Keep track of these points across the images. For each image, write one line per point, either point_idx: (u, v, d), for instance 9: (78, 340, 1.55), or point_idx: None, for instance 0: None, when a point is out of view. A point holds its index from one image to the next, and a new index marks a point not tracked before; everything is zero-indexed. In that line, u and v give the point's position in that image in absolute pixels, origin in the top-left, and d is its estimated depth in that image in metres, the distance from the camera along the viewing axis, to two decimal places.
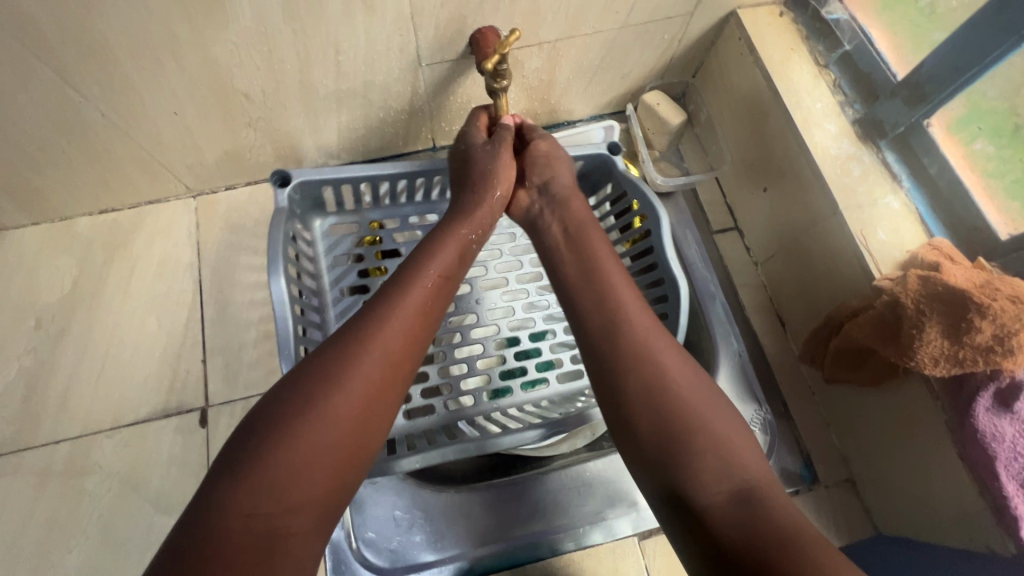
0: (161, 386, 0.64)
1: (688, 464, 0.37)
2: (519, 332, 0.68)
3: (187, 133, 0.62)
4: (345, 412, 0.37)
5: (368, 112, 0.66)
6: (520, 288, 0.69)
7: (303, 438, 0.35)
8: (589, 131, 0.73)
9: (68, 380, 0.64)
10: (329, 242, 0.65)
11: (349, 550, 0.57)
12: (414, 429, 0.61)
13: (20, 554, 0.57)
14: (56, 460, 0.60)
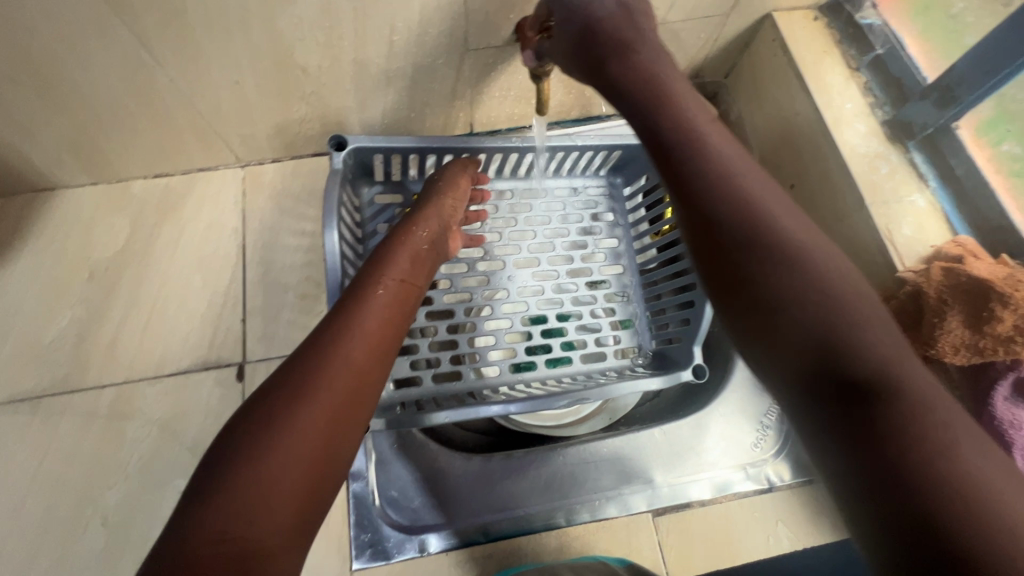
0: (203, 340, 0.67)
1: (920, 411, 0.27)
2: (547, 311, 0.70)
3: (244, 104, 0.66)
4: (312, 411, 0.36)
5: (413, 93, 0.70)
6: (549, 269, 0.72)
7: (265, 445, 0.34)
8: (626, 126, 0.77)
9: (116, 330, 0.67)
10: (375, 210, 0.70)
11: (373, 507, 0.60)
12: (440, 392, 0.65)
13: (63, 488, 0.60)
14: (102, 403, 0.64)
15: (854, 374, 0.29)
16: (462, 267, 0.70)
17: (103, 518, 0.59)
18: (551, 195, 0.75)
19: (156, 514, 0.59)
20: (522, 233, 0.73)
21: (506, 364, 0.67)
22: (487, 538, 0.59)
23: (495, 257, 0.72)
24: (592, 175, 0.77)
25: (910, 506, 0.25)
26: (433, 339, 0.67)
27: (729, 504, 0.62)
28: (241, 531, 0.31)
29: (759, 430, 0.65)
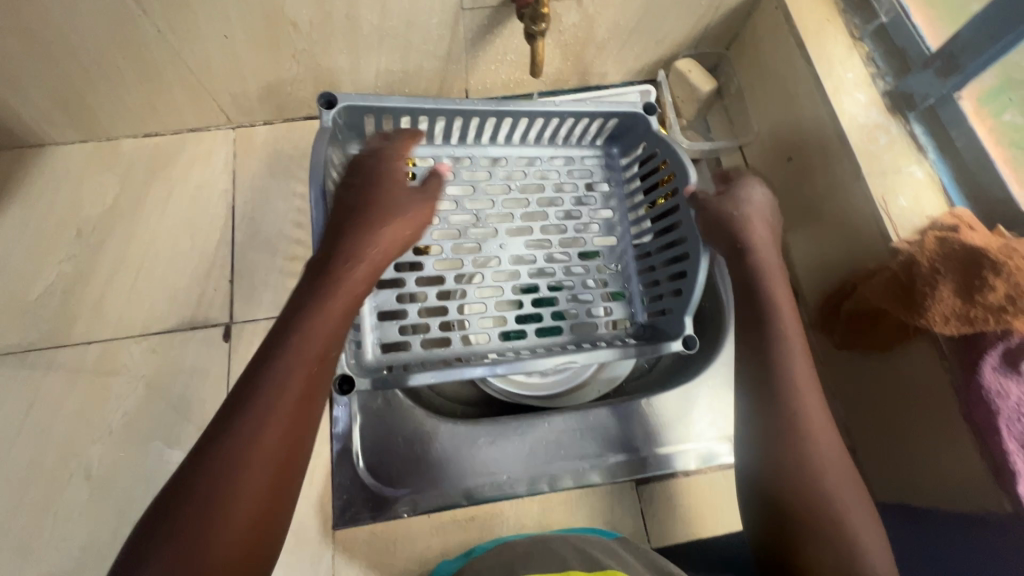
0: (190, 300, 0.67)
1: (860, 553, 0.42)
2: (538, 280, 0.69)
3: (233, 60, 0.64)
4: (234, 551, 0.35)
5: (407, 55, 0.68)
6: (543, 238, 0.71)
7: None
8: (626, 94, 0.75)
9: (104, 287, 0.67)
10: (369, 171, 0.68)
11: (357, 472, 0.60)
12: (429, 357, 0.64)
13: (47, 442, 0.60)
14: (87, 359, 0.63)
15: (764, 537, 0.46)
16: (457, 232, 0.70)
17: (87, 472, 0.59)
18: (545, 163, 0.74)
19: (139, 470, 0.59)
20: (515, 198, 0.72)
21: (496, 332, 0.67)
22: (473, 501, 0.59)
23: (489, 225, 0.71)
24: (588, 144, 0.75)
25: None
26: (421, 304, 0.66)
27: (715, 475, 0.62)
28: (196, 563, 0.33)
29: None
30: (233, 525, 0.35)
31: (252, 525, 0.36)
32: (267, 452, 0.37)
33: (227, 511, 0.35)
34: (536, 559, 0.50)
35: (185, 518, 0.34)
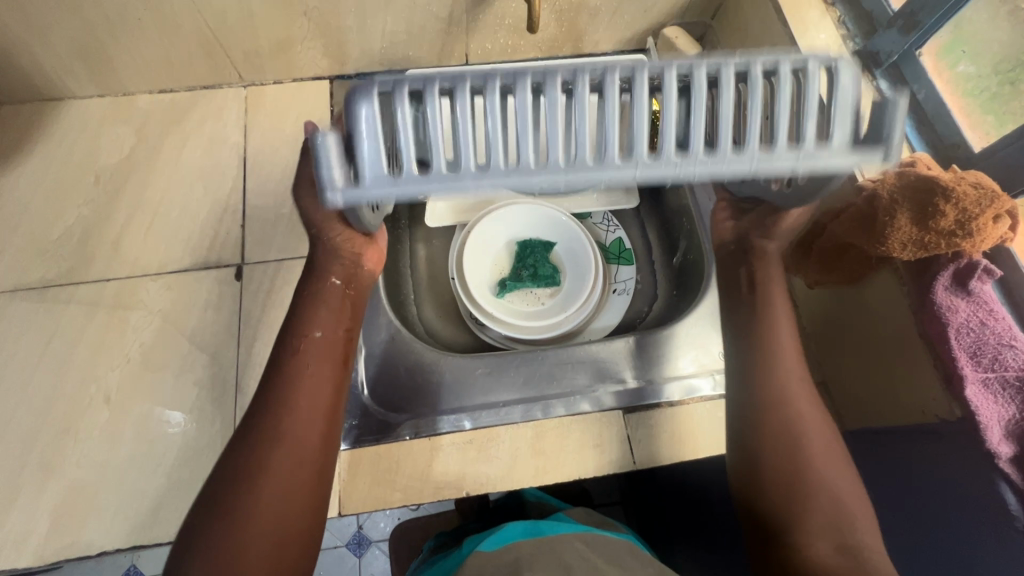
0: (203, 243, 0.70)
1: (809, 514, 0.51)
2: None
3: (249, 16, 0.69)
4: (275, 518, 0.48)
5: (411, 17, 0.73)
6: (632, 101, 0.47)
7: (237, 553, 0.46)
8: None
9: (121, 230, 0.70)
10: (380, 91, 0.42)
11: (360, 399, 0.64)
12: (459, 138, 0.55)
13: (68, 368, 0.63)
14: (105, 293, 0.67)
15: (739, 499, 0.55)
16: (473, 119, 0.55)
17: (106, 396, 0.62)
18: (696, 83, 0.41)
19: (154, 395, 0.63)
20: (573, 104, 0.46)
21: None
22: (469, 427, 0.63)
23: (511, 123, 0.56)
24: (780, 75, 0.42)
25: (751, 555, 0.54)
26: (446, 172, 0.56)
27: (698, 406, 0.65)
28: (267, 521, 0.48)
29: None
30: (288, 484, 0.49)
31: (305, 480, 0.50)
32: (302, 439, 0.51)
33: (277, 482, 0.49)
34: (540, 559, 0.58)
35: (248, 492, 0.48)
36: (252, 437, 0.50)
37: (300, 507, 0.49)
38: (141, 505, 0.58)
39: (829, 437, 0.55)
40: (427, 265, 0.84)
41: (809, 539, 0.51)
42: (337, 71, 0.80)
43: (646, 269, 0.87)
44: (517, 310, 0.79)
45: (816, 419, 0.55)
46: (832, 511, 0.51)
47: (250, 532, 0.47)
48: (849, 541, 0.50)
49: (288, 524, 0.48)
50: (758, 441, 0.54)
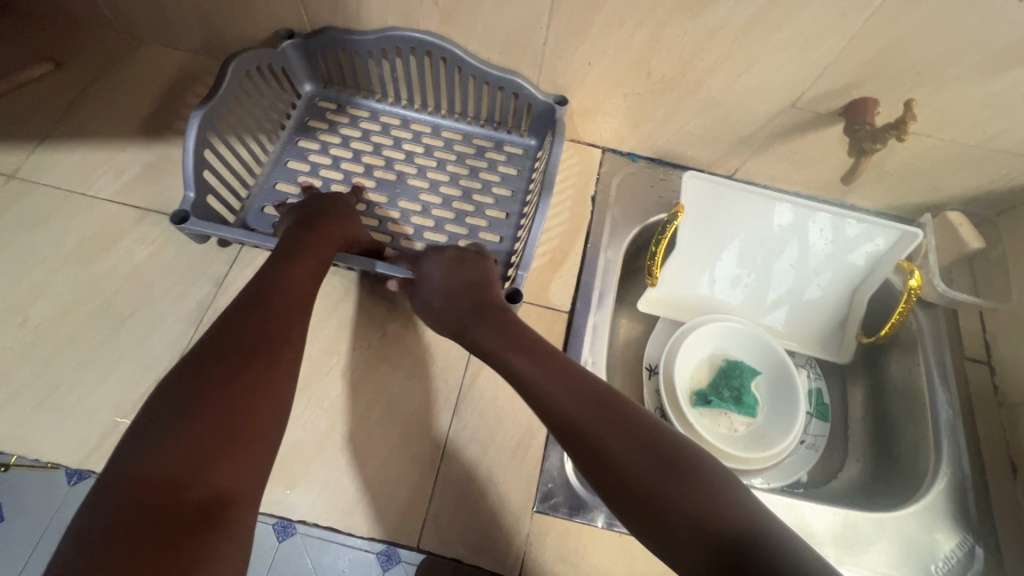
0: (423, 182, 0.80)
1: (647, 472, 0.42)
2: (363, 170, 0.80)
3: (579, 82, 0.74)
4: (243, 478, 0.39)
5: (716, 125, 0.76)
6: (400, 193, 0.79)
7: (179, 436, 0.38)
8: (884, 227, 0.78)
9: (386, 145, 0.82)
10: (474, 124, 0.85)
11: (563, 466, 0.63)
12: (359, 159, 0.81)
13: (316, 334, 0.69)
14: (366, 278, 0.72)
15: (670, 502, 0.40)
16: (323, 127, 0.83)
17: (342, 372, 0.67)
18: (393, 180, 0.79)
19: (385, 386, 0.66)
20: (433, 197, 0.79)
21: (381, 168, 0.80)
22: None
23: (303, 158, 0.80)
24: (418, 199, 0.78)
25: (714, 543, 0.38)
26: (292, 76, 0.81)
27: None
28: (184, 436, 0.38)
29: (947, 555, 0.64)
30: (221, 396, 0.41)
31: (237, 400, 0.42)
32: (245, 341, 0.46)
33: (219, 397, 0.41)
34: None
35: (192, 393, 0.41)
36: (228, 329, 0.47)
37: (207, 423, 0.40)
38: (347, 489, 0.61)
39: (593, 388, 0.50)
40: (623, 345, 0.86)
41: (665, 475, 0.42)
42: (612, 146, 0.85)
43: (839, 431, 0.83)
44: (710, 429, 0.78)
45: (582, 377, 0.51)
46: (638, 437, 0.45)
47: (188, 436, 0.39)
48: (688, 478, 0.42)
49: (201, 443, 0.39)
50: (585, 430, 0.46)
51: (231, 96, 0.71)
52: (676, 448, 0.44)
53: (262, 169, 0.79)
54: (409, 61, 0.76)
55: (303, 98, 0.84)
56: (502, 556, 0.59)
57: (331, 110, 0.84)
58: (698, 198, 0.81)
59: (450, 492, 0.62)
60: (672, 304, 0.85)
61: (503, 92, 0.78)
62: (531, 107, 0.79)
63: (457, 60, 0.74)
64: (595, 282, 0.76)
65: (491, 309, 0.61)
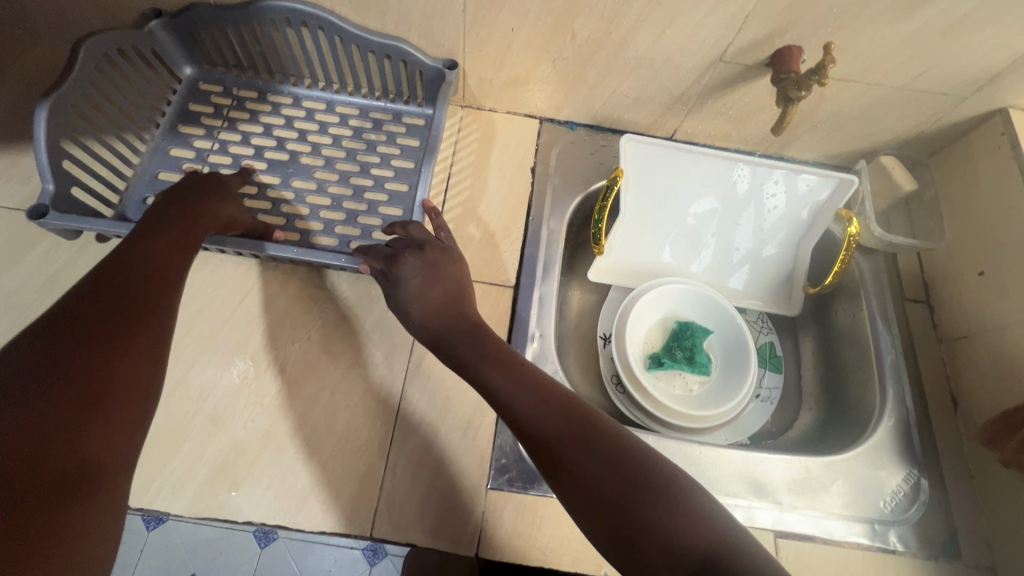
0: (318, 159, 0.78)
1: (632, 501, 0.43)
2: (255, 152, 0.78)
3: (506, 49, 0.72)
4: (104, 452, 0.41)
5: (647, 86, 0.75)
6: (294, 172, 0.76)
7: (27, 414, 0.39)
8: (816, 177, 0.78)
9: (276, 125, 0.80)
10: (366, 96, 0.82)
11: (515, 440, 0.63)
12: (247, 142, 0.78)
13: (253, 331, 0.66)
14: (302, 269, 0.70)
15: (648, 531, 0.41)
16: (206, 111, 0.80)
17: (282, 367, 0.65)
18: (286, 160, 0.77)
19: (328, 378, 0.64)
20: (329, 174, 0.77)
21: (273, 149, 0.78)
22: None
23: (186, 145, 0.78)
24: (314, 178, 0.76)
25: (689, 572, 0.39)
26: (168, 60, 0.78)
27: (852, 552, 0.62)
28: (31, 415, 0.39)
29: (895, 491, 0.66)
30: (73, 376, 0.42)
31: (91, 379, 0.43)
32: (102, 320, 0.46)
33: (68, 375, 0.42)
34: None
35: (39, 371, 0.42)
36: (84, 306, 0.47)
37: (57, 402, 0.40)
38: (293, 486, 0.59)
39: (576, 409, 0.50)
40: (577, 317, 0.85)
41: (650, 504, 0.43)
42: (549, 115, 0.83)
43: (793, 382, 0.84)
44: (664, 391, 0.78)
45: (563, 396, 0.51)
46: (617, 462, 0.45)
47: (35, 414, 0.39)
48: (671, 504, 0.43)
49: (50, 421, 0.40)
50: (564, 454, 0.46)
51: (87, 80, 0.68)
52: (664, 474, 0.45)
53: (141, 158, 0.76)
54: (287, 35, 0.74)
55: (182, 83, 0.81)
56: (459, 536, 0.58)
57: (214, 92, 0.81)
58: (638, 162, 0.80)
59: (401, 478, 0.60)
60: (622, 272, 0.85)
61: (388, 62, 0.76)
62: (422, 74, 0.77)
63: (334, 29, 0.71)
64: (540, 254, 0.75)
65: (465, 320, 0.59)
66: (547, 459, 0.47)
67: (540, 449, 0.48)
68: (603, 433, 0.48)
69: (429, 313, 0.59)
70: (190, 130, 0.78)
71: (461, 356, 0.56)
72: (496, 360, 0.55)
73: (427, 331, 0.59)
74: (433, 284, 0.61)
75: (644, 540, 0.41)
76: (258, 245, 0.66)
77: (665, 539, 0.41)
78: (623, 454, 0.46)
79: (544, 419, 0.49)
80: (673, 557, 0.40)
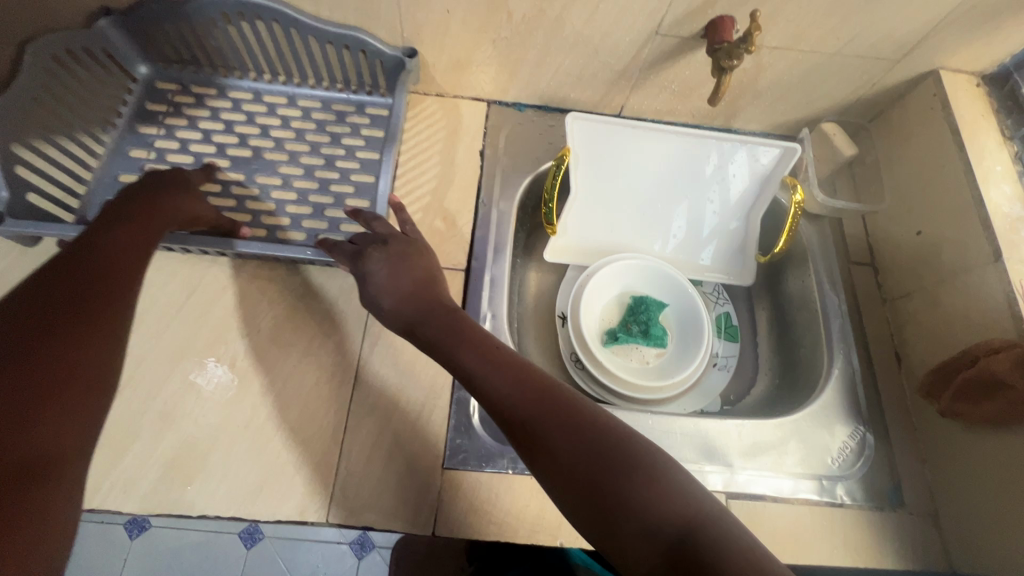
0: (282, 153, 0.77)
1: (604, 475, 0.45)
2: (219, 150, 0.76)
3: (444, 31, 0.72)
4: (62, 440, 0.42)
5: (589, 63, 0.75)
6: (259, 168, 0.75)
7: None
8: (781, 148, 0.79)
9: (239, 121, 0.79)
10: (330, 88, 0.81)
11: (469, 419, 0.64)
12: (210, 139, 0.77)
13: (201, 327, 0.66)
14: (250, 262, 0.69)
15: (621, 503, 0.43)
16: (165, 110, 0.78)
17: (232, 361, 0.64)
18: (251, 156, 0.76)
19: (279, 369, 0.64)
20: (294, 169, 0.76)
21: (237, 145, 0.77)
22: None
23: (145, 145, 0.76)
24: (278, 172, 0.75)
25: (658, 540, 0.42)
26: (120, 60, 0.76)
27: (801, 508, 0.64)
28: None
29: (841, 447, 0.68)
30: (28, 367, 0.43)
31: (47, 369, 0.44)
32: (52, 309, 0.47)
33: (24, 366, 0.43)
34: None
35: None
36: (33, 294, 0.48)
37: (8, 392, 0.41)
38: (247, 477, 0.59)
39: (549, 386, 0.50)
40: (535, 298, 0.86)
41: (623, 476, 0.44)
42: (497, 97, 0.83)
43: (749, 349, 0.86)
44: (622, 365, 0.79)
45: (536, 374, 0.52)
46: (589, 437, 0.46)
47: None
48: (642, 476, 0.44)
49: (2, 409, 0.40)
50: (539, 432, 0.47)
51: (34, 82, 0.66)
52: (635, 445, 0.47)
53: (100, 161, 0.74)
54: (242, 28, 0.73)
55: (139, 81, 0.79)
56: (414, 517, 0.59)
57: (173, 90, 0.80)
58: (585, 140, 0.81)
59: (356, 463, 0.61)
60: (577, 251, 0.85)
61: (347, 52, 0.75)
62: (382, 63, 0.76)
63: (289, 21, 0.70)
64: (490, 236, 0.75)
65: (433, 304, 0.59)
66: (522, 438, 0.48)
67: (515, 428, 0.48)
68: (576, 409, 0.49)
69: (399, 300, 0.59)
70: (148, 130, 0.77)
71: (433, 340, 0.56)
72: (468, 342, 0.55)
73: (398, 317, 0.59)
74: (401, 272, 0.61)
75: (621, 515, 0.43)
76: (227, 242, 0.66)
77: (636, 511, 0.43)
78: (596, 429, 0.47)
79: (516, 399, 0.49)
80: (644, 527, 0.42)
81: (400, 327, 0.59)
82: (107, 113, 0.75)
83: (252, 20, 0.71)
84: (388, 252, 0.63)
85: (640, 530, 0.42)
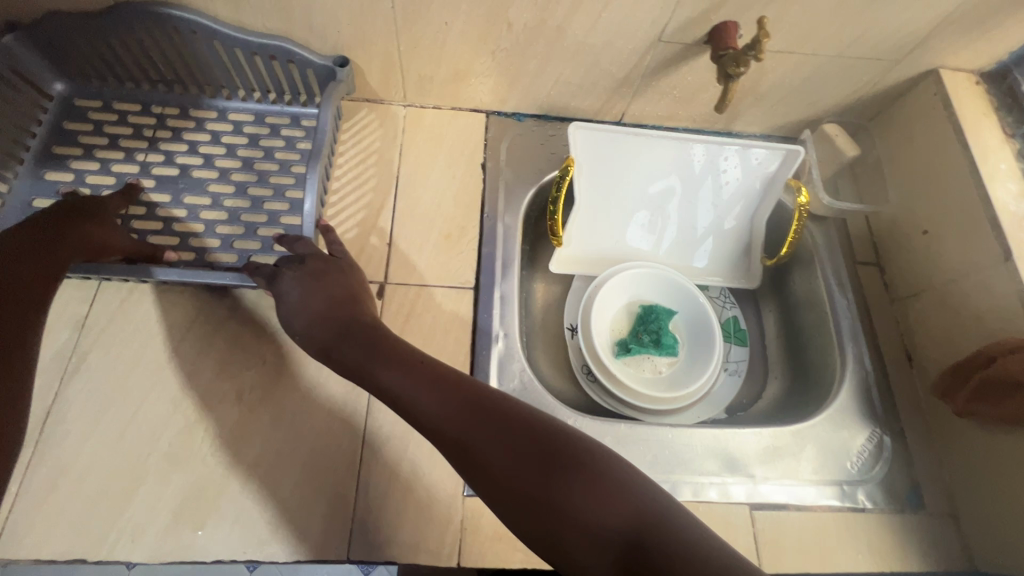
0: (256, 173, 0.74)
1: (546, 481, 0.43)
2: (152, 170, 0.73)
3: (442, 44, 0.70)
4: None
5: (590, 71, 0.74)
6: (191, 187, 0.72)
7: None
8: (719, 146, 0.79)
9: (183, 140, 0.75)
10: (261, 100, 0.79)
11: None
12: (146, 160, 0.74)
13: (205, 361, 0.63)
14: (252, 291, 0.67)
15: (570, 508, 0.41)
16: (84, 128, 0.75)
17: (239, 395, 0.62)
18: (184, 174, 0.73)
19: (289, 400, 0.62)
20: (258, 188, 0.73)
21: (170, 165, 0.74)
22: None
23: (62, 167, 0.72)
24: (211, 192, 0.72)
25: (611, 541, 0.40)
26: (32, 77, 0.72)
27: (825, 515, 0.64)
28: None
29: (861, 451, 0.68)
30: None
31: None
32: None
33: None
34: None
35: None
36: None
37: None
38: (261, 516, 0.57)
39: (476, 394, 0.48)
40: (543, 311, 0.84)
41: (564, 479, 0.43)
42: (495, 108, 0.81)
43: (759, 352, 0.86)
44: (635, 376, 0.78)
45: (461, 384, 0.49)
46: (526, 444, 0.44)
47: None
48: (585, 475, 0.43)
49: None
50: (472, 447, 0.45)
51: None
52: (575, 443, 0.45)
53: (9, 185, 0.70)
54: (169, 41, 0.70)
55: (55, 99, 0.75)
56: (438, 548, 0.57)
57: (93, 108, 0.76)
58: (588, 149, 0.79)
59: (375, 495, 0.59)
60: (582, 261, 0.84)
61: (274, 63, 0.72)
62: (312, 72, 0.73)
63: (209, 32, 0.68)
64: (497, 252, 0.74)
65: (352, 319, 0.57)
66: (457, 457, 0.45)
67: (449, 447, 0.46)
68: (507, 414, 0.47)
69: (317, 318, 0.57)
70: (69, 151, 0.73)
71: (353, 360, 0.53)
72: (389, 359, 0.52)
73: (317, 338, 0.56)
74: (315, 287, 0.59)
75: (564, 523, 0.41)
76: (145, 270, 0.64)
77: (583, 513, 0.41)
78: (528, 433, 0.45)
79: (444, 416, 0.47)
80: (594, 529, 0.41)
81: (320, 348, 0.56)
82: (17, 133, 0.71)
83: (176, 32, 0.68)
84: (302, 268, 0.61)
85: (592, 534, 0.40)
